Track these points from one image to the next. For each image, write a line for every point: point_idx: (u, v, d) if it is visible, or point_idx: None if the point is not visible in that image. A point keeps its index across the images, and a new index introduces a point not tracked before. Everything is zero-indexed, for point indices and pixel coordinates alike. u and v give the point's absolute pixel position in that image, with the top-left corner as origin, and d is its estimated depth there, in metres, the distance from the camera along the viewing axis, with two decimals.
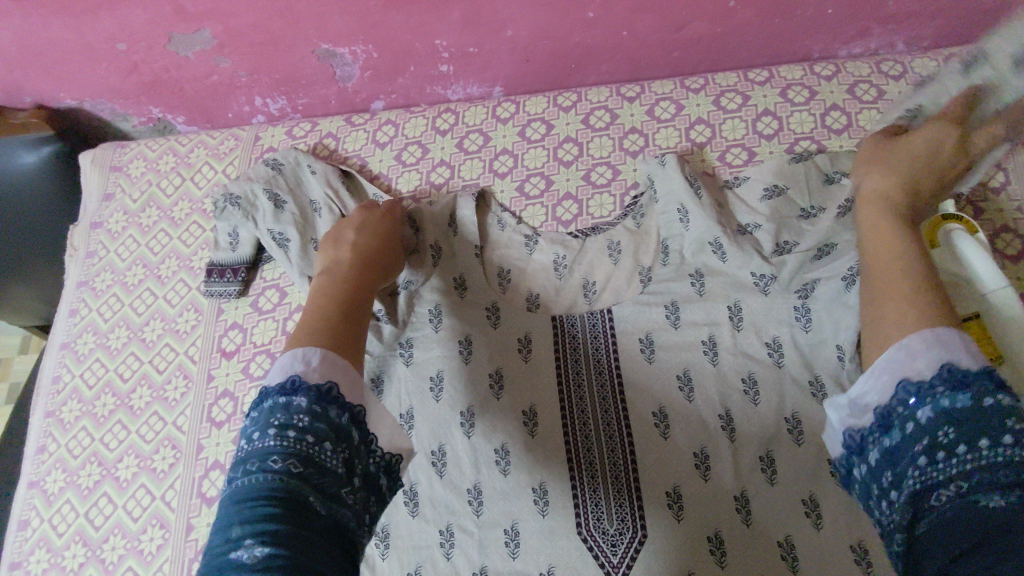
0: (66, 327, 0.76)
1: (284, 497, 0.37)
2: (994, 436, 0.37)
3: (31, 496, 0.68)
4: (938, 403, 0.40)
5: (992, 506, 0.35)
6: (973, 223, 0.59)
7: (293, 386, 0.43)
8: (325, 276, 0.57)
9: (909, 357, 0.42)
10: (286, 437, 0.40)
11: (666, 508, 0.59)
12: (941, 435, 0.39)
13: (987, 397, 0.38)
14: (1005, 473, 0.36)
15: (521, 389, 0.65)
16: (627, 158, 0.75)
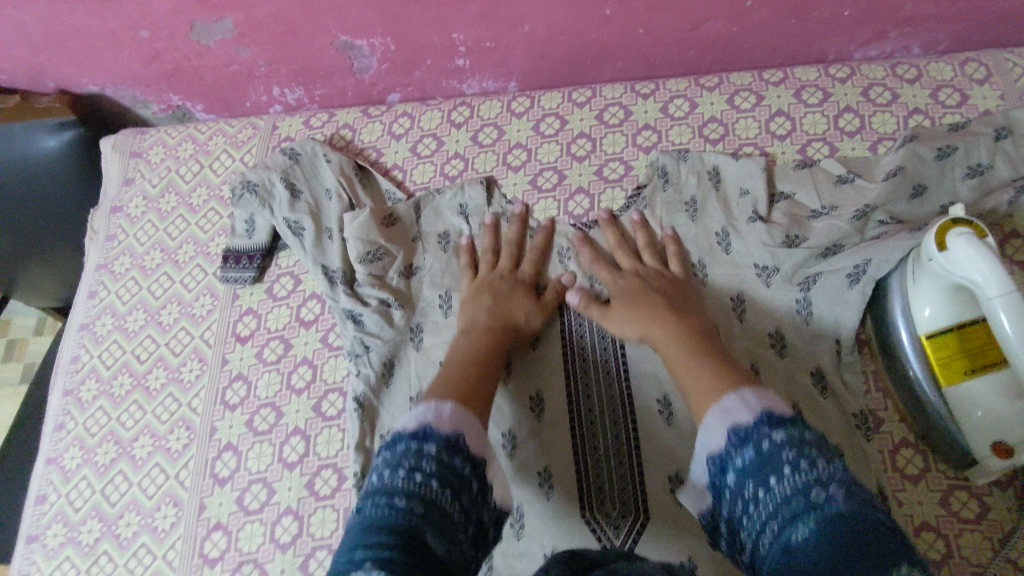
0: (86, 308, 0.77)
1: (400, 534, 0.41)
2: (784, 470, 0.43)
3: (48, 472, 0.70)
4: (737, 464, 0.46)
5: (800, 537, 0.40)
6: (983, 225, 0.57)
7: (423, 433, 0.48)
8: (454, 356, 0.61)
9: (725, 416, 0.49)
10: (413, 479, 0.44)
11: (669, 494, 0.61)
12: (747, 484, 0.45)
13: (762, 441, 0.45)
14: (802, 499, 0.42)
15: (528, 376, 0.67)
16: (640, 154, 0.76)
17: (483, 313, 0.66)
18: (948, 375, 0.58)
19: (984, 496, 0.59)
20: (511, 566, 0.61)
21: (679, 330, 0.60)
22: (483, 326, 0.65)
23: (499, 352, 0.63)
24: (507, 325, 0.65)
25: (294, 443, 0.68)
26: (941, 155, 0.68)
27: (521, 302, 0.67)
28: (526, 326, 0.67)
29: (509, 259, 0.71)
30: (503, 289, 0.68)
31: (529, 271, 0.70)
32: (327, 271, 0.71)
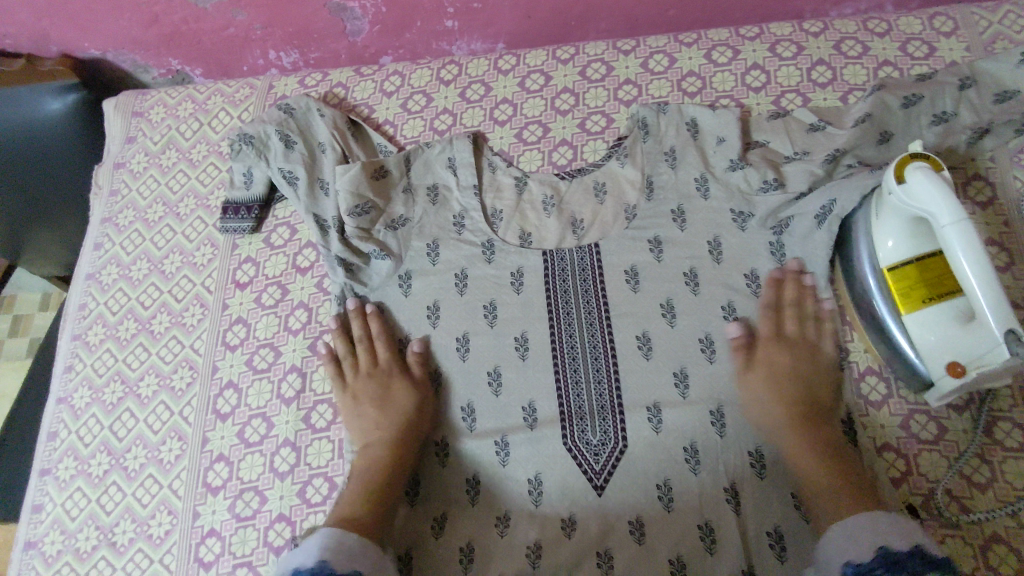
0: (91, 259, 0.81)
1: None
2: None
3: (59, 410, 0.74)
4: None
5: None
6: (940, 160, 0.60)
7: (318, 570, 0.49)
8: (358, 480, 0.62)
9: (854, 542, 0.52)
10: None
11: (646, 422, 0.65)
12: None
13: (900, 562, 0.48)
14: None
15: (512, 317, 0.70)
16: (621, 108, 0.79)
17: (372, 419, 0.66)
18: (908, 302, 0.61)
19: (942, 419, 0.63)
20: (498, 491, 0.65)
21: (813, 437, 0.61)
22: (376, 435, 0.65)
23: (401, 454, 0.64)
24: (403, 427, 0.66)
25: (291, 380, 0.71)
26: (907, 103, 0.70)
27: (402, 394, 0.67)
28: (415, 415, 0.67)
29: (366, 352, 0.70)
30: (377, 390, 0.68)
31: (390, 355, 0.70)
32: (318, 219, 0.74)
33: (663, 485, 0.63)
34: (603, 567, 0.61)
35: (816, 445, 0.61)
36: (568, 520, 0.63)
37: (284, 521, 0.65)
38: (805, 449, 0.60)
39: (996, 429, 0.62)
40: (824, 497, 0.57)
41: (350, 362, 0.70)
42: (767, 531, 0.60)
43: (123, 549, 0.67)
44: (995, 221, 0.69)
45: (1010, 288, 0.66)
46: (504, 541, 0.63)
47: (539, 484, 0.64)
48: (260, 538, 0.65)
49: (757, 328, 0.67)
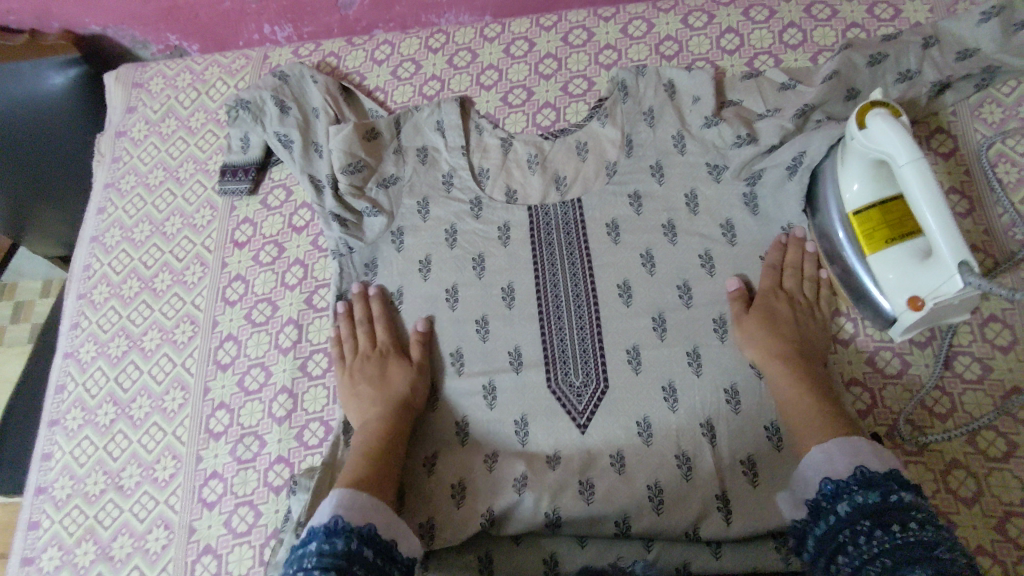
0: (95, 223, 0.84)
1: None
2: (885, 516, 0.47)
3: (67, 365, 0.77)
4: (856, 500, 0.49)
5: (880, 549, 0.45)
6: (899, 108, 0.64)
7: (336, 525, 0.50)
8: (359, 444, 0.62)
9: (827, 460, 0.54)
10: (323, 561, 0.47)
11: (626, 363, 0.68)
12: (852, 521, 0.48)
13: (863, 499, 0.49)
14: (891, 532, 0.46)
15: (499, 269, 0.74)
16: (601, 71, 0.83)
17: (369, 399, 0.66)
18: (872, 243, 0.64)
19: (906, 355, 0.67)
20: (485, 432, 0.67)
21: (801, 377, 0.63)
22: (374, 412, 0.65)
23: (399, 426, 0.64)
24: (401, 403, 0.66)
25: (288, 331, 0.75)
26: (873, 61, 0.74)
27: (398, 372, 0.68)
28: (412, 392, 0.67)
29: (365, 335, 0.71)
30: (374, 369, 0.69)
31: (388, 336, 0.71)
32: (313, 179, 0.77)
33: (643, 422, 0.66)
34: (585, 495, 0.63)
35: (814, 389, 0.62)
36: (552, 455, 0.65)
37: (282, 462, 0.68)
38: (799, 383, 0.62)
39: (956, 362, 0.65)
40: (806, 420, 0.59)
41: (350, 344, 0.71)
42: (740, 460, 0.63)
43: (129, 492, 0.70)
44: (956, 171, 0.73)
45: (969, 232, 0.70)
46: (492, 475, 0.65)
47: (526, 424, 0.67)
48: (260, 479, 0.68)
49: (789, 287, 0.69)
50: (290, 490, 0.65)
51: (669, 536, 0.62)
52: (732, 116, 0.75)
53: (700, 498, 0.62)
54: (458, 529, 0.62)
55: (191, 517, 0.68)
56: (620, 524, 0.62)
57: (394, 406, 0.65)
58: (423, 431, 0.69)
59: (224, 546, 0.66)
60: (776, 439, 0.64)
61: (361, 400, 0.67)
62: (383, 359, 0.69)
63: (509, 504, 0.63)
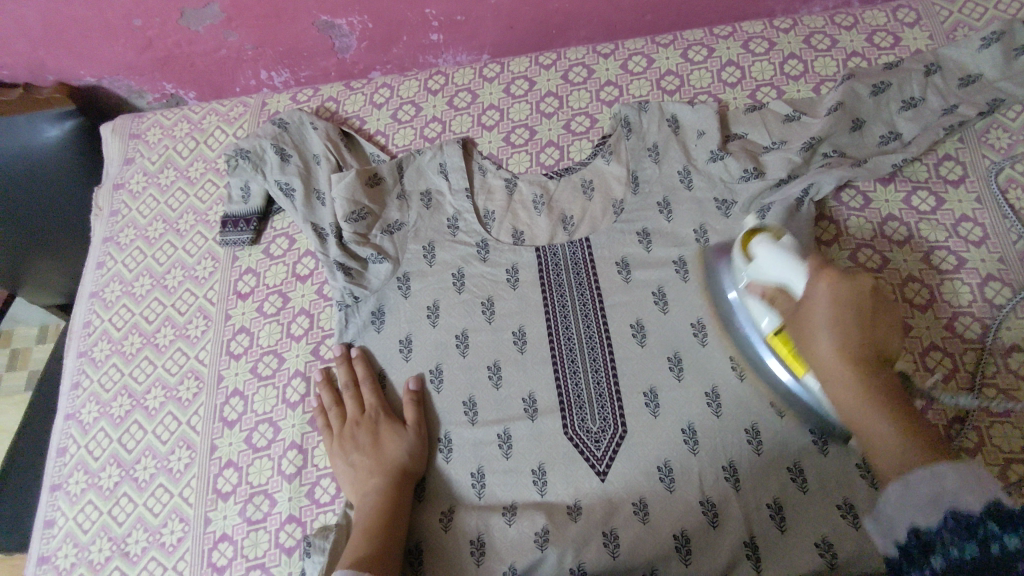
0: (95, 278, 0.83)
1: None
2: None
3: (68, 426, 0.75)
4: (950, 554, 0.36)
5: None
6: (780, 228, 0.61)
7: None
8: (356, 523, 0.61)
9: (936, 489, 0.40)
10: None
11: (643, 406, 0.67)
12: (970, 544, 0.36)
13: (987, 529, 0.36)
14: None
15: (510, 312, 0.72)
16: (604, 108, 0.83)
17: (364, 469, 0.65)
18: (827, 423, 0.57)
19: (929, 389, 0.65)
20: (502, 483, 0.66)
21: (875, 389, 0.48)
22: (370, 483, 0.63)
23: (398, 497, 0.62)
24: (397, 472, 0.64)
25: (295, 385, 0.73)
26: (877, 91, 0.74)
27: (392, 439, 0.66)
28: (409, 458, 0.65)
29: (353, 399, 0.70)
30: (367, 438, 0.67)
31: (375, 401, 0.69)
32: (316, 228, 0.76)
33: (663, 466, 0.64)
34: (610, 548, 0.61)
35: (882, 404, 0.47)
36: (573, 505, 0.64)
37: (294, 522, 0.66)
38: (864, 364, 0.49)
39: (981, 394, 0.64)
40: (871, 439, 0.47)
41: (337, 412, 0.69)
42: (766, 505, 0.61)
43: (136, 560, 0.68)
44: (966, 198, 0.73)
45: (984, 260, 0.69)
46: (511, 530, 0.63)
47: (544, 473, 0.65)
48: (271, 541, 0.66)
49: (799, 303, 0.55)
50: (305, 552, 0.62)
51: None
52: (739, 150, 0.75)
53: (727, 546, 0.60)
54: None
55: None
56: None
57: (387, 477, 0.63)
58: (439, 483, 0.67)
59: None
60: (801, 482, 0.62)
61: (355, 470, 0.65)
62: (374, 425, 0.67)
63: (531, 561, 0.61)
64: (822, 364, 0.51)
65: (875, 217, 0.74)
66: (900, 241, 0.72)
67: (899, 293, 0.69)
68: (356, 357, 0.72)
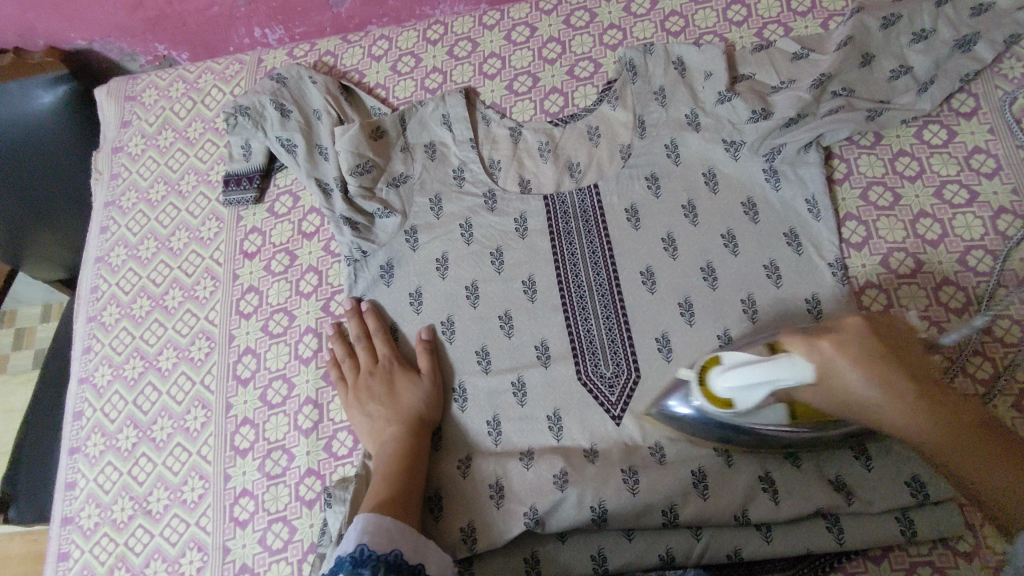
0: (99, 243, 0.82)
1: None
2: None
3: (82, 390, 0.76)
4: None
5: None
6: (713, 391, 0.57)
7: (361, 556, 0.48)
8: (376, 469, 0.61)
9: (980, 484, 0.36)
10: None
11: (656, 350, 0.67)
12: None
13: None
14: None
15: (520, 262, 0.72)
16: (607, 52, 0.81)
17: (382, 419, 0.65)
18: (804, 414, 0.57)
19: (943, 323, 0.65)
20: (518, 430, 0.66)
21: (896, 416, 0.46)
22: (389, 431, 0.64)
23: (418, 444, 0.63)
24: (415, 420, 0.65)
25: (307, 341, 0.73)
26: (886, 23, 0.72)
27: (408, 389, 0.66)
28: (426, 406, 0.66)
29: (367, 350, 0.70)
30: (383, 388, 0.67)
31: (389, 352, 0.69)
32: (320, 182, 0.75)
33: None
34: (630, 486, 0.61)
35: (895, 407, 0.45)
36: (590, 450, 0.65)
37: (313, 475, 0.67)
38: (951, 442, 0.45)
39: (995, 326, 0.64)
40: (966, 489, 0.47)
41: (349, 365, 0.70)
42: None
43: (159, 516, 0.68)
44: (979, 130, 0.72)
45: (996, 192, 0.69)
46: (529, 474, 0.63)
47: (559, 419, 0.66)
48: (292, 494, 0.67)
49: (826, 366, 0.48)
50: (325, 502, 0.63)
51: (716, 524, 0.60)
52: (748, 90, 0.73)
53: (745, 483, 0.60)
54: (500, 531, 0.61)
55: (225, 537, 0.66)
56: (667, 514, 0.60)
57: (405, 425, 0.64)
58: (458, 434, 0.67)
59: (261, 564, 0.65)
60: None
61: (372, 420, 0.66)
62: (389, 375, 0.68)
63: (552, 502, 0.61)
64: (846, 394, 0.47)
65: (886, 153, 0.73)
66: (912, 176, 0.71)
67: (911, 230, 0.69)
68: (368, 312, 0.72)
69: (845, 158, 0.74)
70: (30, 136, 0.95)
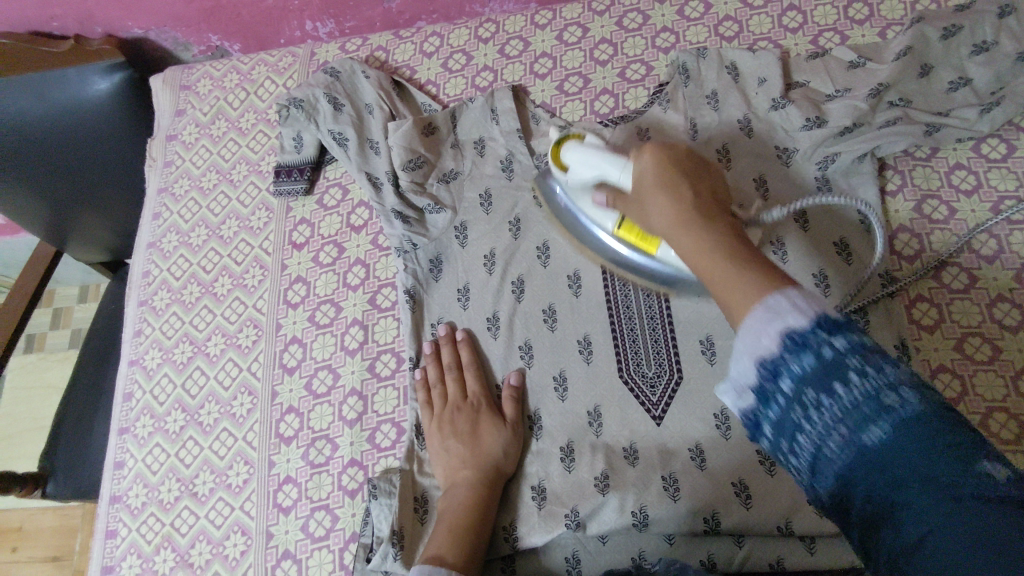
0: (152, 228, 0.84)
1: None
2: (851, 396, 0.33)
3: (132, 372, 0.77)
4: (792, 371, 0.34)
5: (871, 440, 0.32)
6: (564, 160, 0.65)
7: None
8: (444, 515, 0.61)
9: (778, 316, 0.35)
10: None
11: (700, 354, 0.66)
12: (807, 395, 0.34)
13: (824, 349, 0.33)
14: (868, 410, 0.32)
15: (566, 258, 0.72)
16: (660, 54, 0.81)
17: (457, 458, 0.64)
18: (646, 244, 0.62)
19: (997, 340, 0.64)
20: (558, 424, 0.66)
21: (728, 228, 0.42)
22: (462, 475, 0.63)
23: (488, 495, 0.62)
24: (490, 467, 0.63)
25: (353, 332, 0.74)
26: (947, 35, 0.71)
27: (491, 433, 0.65)
28: (503, 456, 0.64)
29: (453, 382, 0.68)
30: (466, 425, 0.66)
31: (478, 389, 0.68)
32: (371, 177, 0.76)
33: (720, 413, 0.63)
34: (671, 492, 0.61)
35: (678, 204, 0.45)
36: (630, 450, 0.64)
37: (356, 466, 0.68)
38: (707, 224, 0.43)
39: None
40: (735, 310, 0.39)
41: (441, 391, 0.68)
42: None
43: (204, 499, 0.70)
44: None
45: None
46: (571, 476, 0.64)
47: (600, 415, 0.66)
48: (334, 483, 0.68)
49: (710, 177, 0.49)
50: (369, 494, 0.64)
51: (759, 533, 0.59)
52: (803, 98, 0.73)
53: (787, 491, 0.59)
54: (539, 533, 0.62)
55: (268, 522, 0.67)
56: (708, 521, 0.60)
57: (478, 473, 0.62)
58: None
59: (303, 551, 0.66)
60: None
61: (448, 456, 0.65)
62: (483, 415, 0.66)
63: (594, 506, 0.61)
64: (666, 262, 0.46)
65: (942, 166, 0.72)
66: (970, 190, 0.70)
67: (966, 244, 0.68)
68: (444, 338, 0.71)
69: (900, 170, 0.73)
70: (87, 122, 0.97)
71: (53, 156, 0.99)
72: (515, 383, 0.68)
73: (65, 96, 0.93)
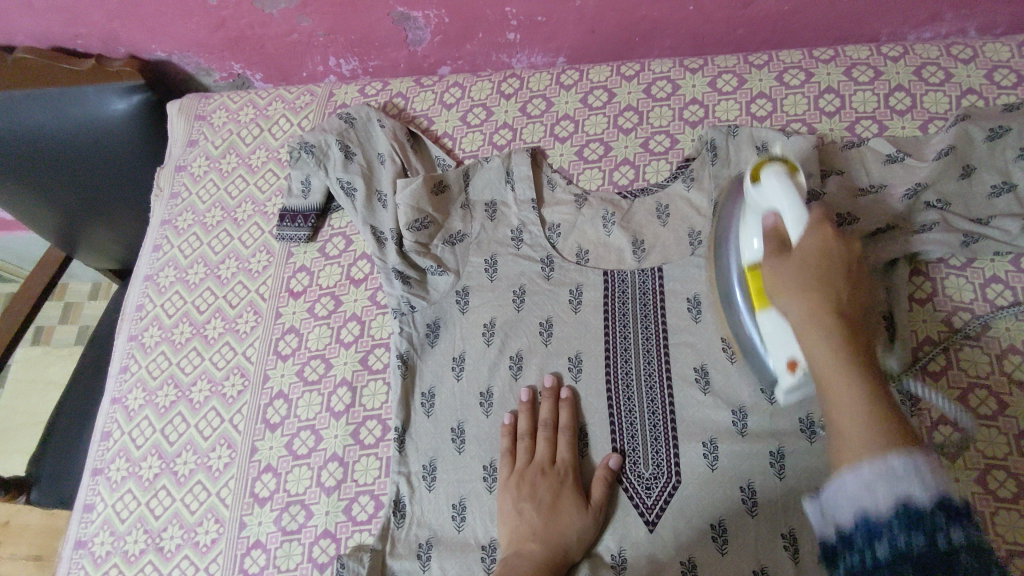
0: (150, 261, 0.82)
1: None
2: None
3: (113, 411, 0.75)
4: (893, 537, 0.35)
5: None
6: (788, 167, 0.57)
7: None
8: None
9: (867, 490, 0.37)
10: None
11: (701, 458, 0.61)
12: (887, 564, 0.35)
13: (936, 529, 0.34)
14: None
15: (568, 338, 0.68)
16: (686, 128, 0.77)
17: (527, 526, 0.59)
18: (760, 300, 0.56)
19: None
20: None
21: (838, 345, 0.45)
22: (527, 545, 0.58)
23: None
24: (553, 545, 0.58)
25: (341, 393, 0.71)
26: (992, 137, 0.67)
27: (569, 511, 0.60)
28: (577, 538, 0.59)
29: (546, 443, 0.64)
30: (548, 494, 0.61)
31: (570, 459, 0.63)
32: (375, 231, 0.74)
33: (717, 526, 0.59)
34: None
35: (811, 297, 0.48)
36: (618, 558, 0.60)
37: (328, 538, 0.65)
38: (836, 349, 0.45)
39: None
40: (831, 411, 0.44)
41: (528, 446, 0.64)
42: None
43: (169, 556, 0.67)
44: None
45: None
46: None
47: None
48: (304, 554, 0.64)
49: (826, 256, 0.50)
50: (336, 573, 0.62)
51: None
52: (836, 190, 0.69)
53: None
54: None
55: None
56: None
57: (543, 551, 0.58)
58: (482, 512, 0.63)
59: None
60: None
61: (511, 520, 0.60)
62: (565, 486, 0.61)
63: None
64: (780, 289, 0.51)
65: (977, 277, 0.67)
66: (1006, 306, 0.65)
67: (997, 365, 0.63)
68: (523, 406, 0.66)
69: (931, 275, 0.68)
70: (99, 139, 0.96)
71: (65, 170, 0.99)
72: (613, 466, 0.62)
73: (76, 114, 0.93)
